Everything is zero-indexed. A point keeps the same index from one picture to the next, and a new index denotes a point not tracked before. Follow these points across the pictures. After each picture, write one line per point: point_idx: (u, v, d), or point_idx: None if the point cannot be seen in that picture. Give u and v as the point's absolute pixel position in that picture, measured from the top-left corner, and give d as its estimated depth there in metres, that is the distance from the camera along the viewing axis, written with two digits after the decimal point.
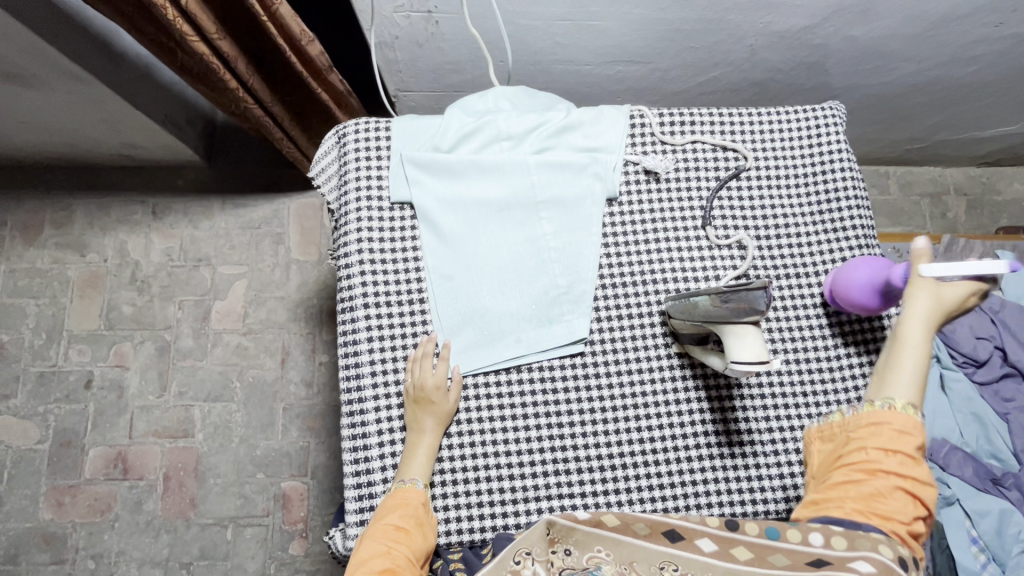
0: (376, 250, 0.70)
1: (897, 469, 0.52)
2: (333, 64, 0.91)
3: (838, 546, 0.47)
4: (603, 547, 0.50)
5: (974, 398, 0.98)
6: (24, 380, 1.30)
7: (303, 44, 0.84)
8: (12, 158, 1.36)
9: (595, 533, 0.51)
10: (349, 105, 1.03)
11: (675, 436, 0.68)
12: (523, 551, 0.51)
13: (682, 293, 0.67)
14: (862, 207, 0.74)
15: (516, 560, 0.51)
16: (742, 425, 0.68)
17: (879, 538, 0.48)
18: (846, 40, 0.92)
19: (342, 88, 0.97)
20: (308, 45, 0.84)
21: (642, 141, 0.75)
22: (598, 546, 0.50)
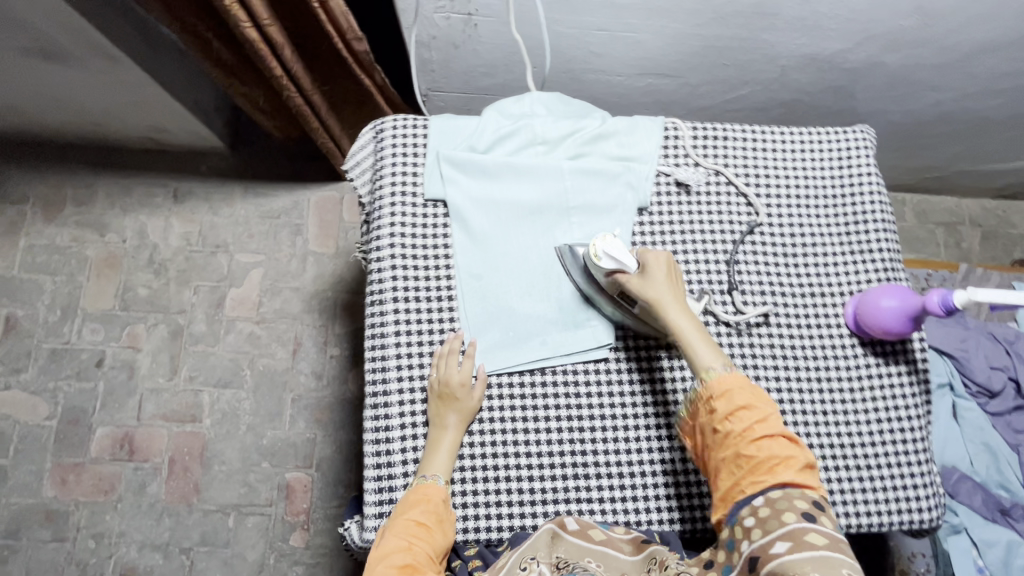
0: (409, 245, 0.70)
1: (744, 422, 0.58)
2: (375, 60, 0.91)
3: (757, 539, 0.53)
4: (593, 558, 0.59)
5: (986, 428, 0.98)
6: (36, 355, 1.31)
7: (349, 37, 0.84)
8: (38, 134, 1.37)
9: (585, 546, 0.60)
10: (386, 98, 1.04)
11: (633, 437, 0.68)
12: (528, 557, 0.58)
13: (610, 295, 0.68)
14: (889, 231, 0.75)
15: (522, 565, 0.57)
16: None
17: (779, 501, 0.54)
18: (877, 66, 0.93)
19: (382, 83, 0.98)
20: (355, 41, 0.84)
21: (675, 153, 0.76)
22: (590, 558, 0.59)
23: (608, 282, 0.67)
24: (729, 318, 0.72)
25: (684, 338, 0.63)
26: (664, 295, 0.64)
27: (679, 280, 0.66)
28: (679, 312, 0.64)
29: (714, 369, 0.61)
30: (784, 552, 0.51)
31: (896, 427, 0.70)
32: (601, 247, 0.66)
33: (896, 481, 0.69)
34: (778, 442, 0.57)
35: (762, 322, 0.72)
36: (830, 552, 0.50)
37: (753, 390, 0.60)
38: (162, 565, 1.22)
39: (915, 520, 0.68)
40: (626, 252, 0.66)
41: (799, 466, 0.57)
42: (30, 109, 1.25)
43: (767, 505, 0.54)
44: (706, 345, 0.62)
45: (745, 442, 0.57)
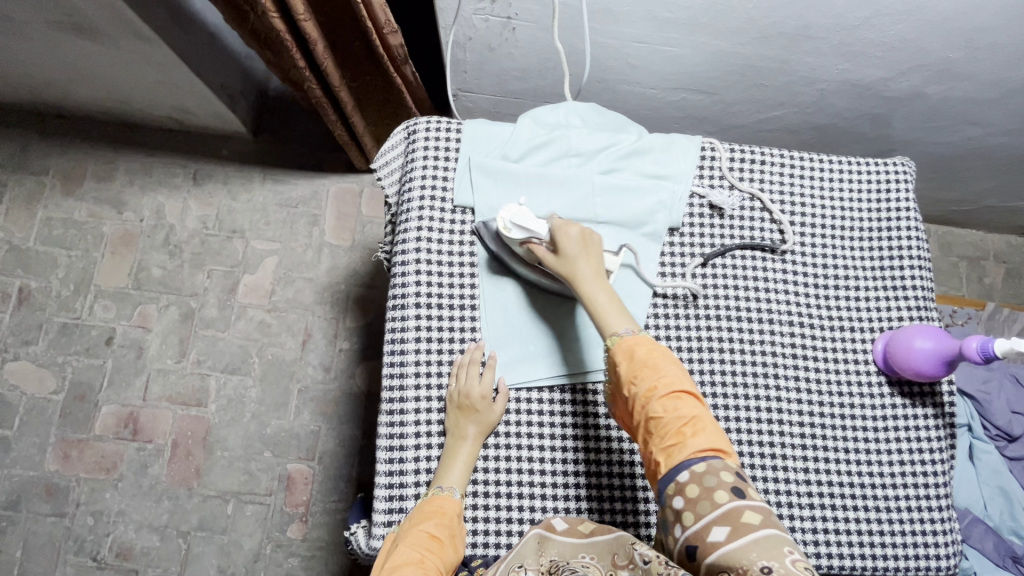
0: (434, 252, 0.70)
1: (650, 384, 0.57)
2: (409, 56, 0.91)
3: (689, 524, 0.50)
4: (587, 553, 0.56)
5: (1003, 472, 0.96)
6: (47, 329, 1.31)
7: (384, 31, 0.83)
8: (62, 107, 1.37)
9: (576, 543, 0.57)
10: (415, 97, 1.03)
11: (616, 442, 0.67)
12: (515, 565, 0.56)
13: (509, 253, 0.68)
14: (924, 269, 0.73)
15: (509, 574, 0.55)
16: None
17: (698, 469, 0.52)
18: (919, 96, 0.91)
19: (414, 80, 0.98)
20: (390, 35, 0.83)
21: (710, 174, 0.74)
22: (583, 554, 0.56)
23: (524, 251, 0.66)
24: (752, 347, 0.70)
25: (593, 304, 0.63)
26: (575, 266, 0.63)
27: (593, 248, 0.65)
28: (590, 278, 0.64)
29: (618, 333, 0.61)
30: (723, 540, 0.48)
31: (919, 471, 0.68)
32: (507, 218, 0.66)
33: (916, 526, 0.67)
34: (683, 401, 0.56)
35: (787, 351, 0.70)
36: (765, 530, 0.47)
37: (660, 351, 0.59)
38: (158, 547, 1.22)
39: (933, 567, 0.67)
40: (536, 221, 0.66)
41: (711, 430, 0.55)
42: (56, 82, 1.25)
43: (693, 481, 0.52)
44: (610, 306, 0.62)
45: (653, 407, 0.56)
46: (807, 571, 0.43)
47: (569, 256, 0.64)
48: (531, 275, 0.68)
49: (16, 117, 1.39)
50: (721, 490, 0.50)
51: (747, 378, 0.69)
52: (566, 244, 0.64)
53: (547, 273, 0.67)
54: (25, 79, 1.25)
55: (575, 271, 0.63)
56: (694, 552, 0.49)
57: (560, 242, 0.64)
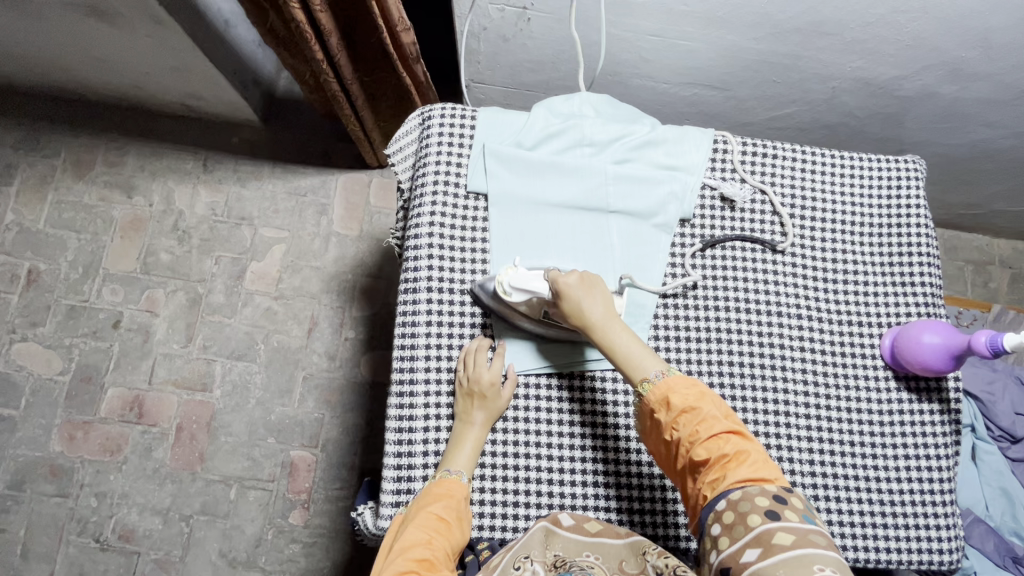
0: (447, 236, 0.71)
1: (687, 424, 0.57)
2: (421, 55, 0.91)
3: (725, 548, 0.50)
4: (592, 552, 0.58)
5: (1005, 473, 0.96)
6: (55, 311, 1.31)
7: (398, 29, 0.83)
8: (75, 91, 1.37)
9: (582, 541, 0.59)
10: (424, 96, 1.04)
11: (623, 429, 0.68)
12: (522, 556, 0.57)
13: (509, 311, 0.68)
14: (933, 265, 0.74)
15: (516, 565, 0.56)
16: None
17: (733, 501, 0.52)
18: (930, 96, 0.91)
19: (424, 79, 0.98)
20: (404, 33, 0.83)
21: (722, 167, 0.75)
22: (587, 552, 0.58)
23: (527, 307, 0.66)
24: (760, 338, 0.70)
25: (616, 349, 0.62)
26: (586, 314, 0.63)
27: (601, 287, 0.65)
28: (605, 321, 0.63)
29: (647, 379, 0.60)
30: (755, 560, 0.48)
31: (925, 466, 0.69)
32: (507, 281, 0.65)
33: (919, 519, 0.67)
34: (721, 438, 0.56)
35: (795, 344, 0.71)
36: (798, 551, 0.47)
37: (698, 389, 0.59)
38: (160, 530, 1.22)
39: (936, 561, 0.67)
40: (535, 278, 0.65)
41: (750, 463, 0.54)
42: (70, 65, 1.25)
43: (730, 509, 0.52)
44: (633, 350, 0.62)
45: (692, 447, 0.56)
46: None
47: (577, 306, 0.63)
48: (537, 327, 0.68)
49: (29, 100, 1.39)
50: (755, 518, 0.50)
51: (755, 369, 0.69)
52: (571, 296, 0.63)
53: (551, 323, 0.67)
54: (39, 62, 1.26)
55: (588, 317, 0.63)
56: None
57: (566, 295, 0.63)
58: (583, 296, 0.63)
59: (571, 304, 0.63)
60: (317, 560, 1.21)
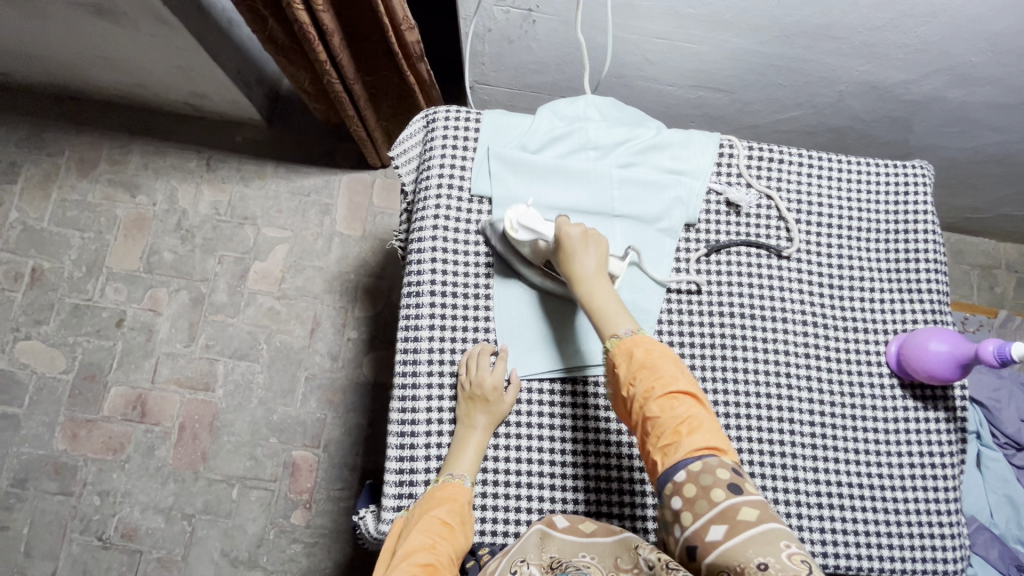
0: (450, 240, 0.70)
1: (647, 386, 0.56)
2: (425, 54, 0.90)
3: (689, 524, 0.50)
4: (587, 552, 0.57)
5: (1010, 480, 0.96)
6: (58, 309, 1.32)
7: (402, 27, 0.82)
8: (79, 89, 1.37)
9: (577, 541, 0.59)
10: (427, 95, 1.02)
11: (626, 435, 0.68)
12: (518, 560, 0.57)
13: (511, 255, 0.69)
14: (940, 272, 0.73)
15: (512, 569, 0.56)
16: None
17: (695, 471, 0.52)
18: (938, 100, 0.90)
19: (427, 77, 0.96)
20: (408, 32, 0.82)
21: (728, 171, 0.74)
22: (583, 552, 0.57)
23: (530, 251, 0.67)
24: (764, 343, 0.70)
25: (595, 305, 0.62)
26: (576, 265, 0.63)
27: (600, 245, 0.65)
28: (591, 277, 0.63)
29: (618, 335, 0.60)
30: (722, 538, 0.48)
31: (930, 474, 0.68)
32: (516, 220, 0.66)
33: (924, 528, 0.67)
34: (678, 402, 0.56)
35: (800, 350, 0.70)
36: (762, 527, 0.47)
37: (657, 351, 0.58)
38: (163, 529, 1.22)
39: (940, 571, 0.67)
40: (545, 222, 0.66)
41: (704, 429, 0.54)
42: (74, 63, 1.25)
43: (691, 481, 0.52)
44: (612, 308, 0.62)
45: (649, 409, 0.56)
46: (802, 563, 0.44)
47: (570, 257, 0.64)
48: (537, 277, 0.69)
49: (34, 98, 1.40)
50: (716, 488, 0.50)
51: (758, 375, 0.69)
52: (570, 246, 0.64)
53: (553, 275, 0.68)
54: (44, 60, 1.26)
55: (578, 270, 0.63)
56: (695, 553, 0.49)
57: (563, 244, 0.64)
58: (581, 250, 0.64)
59: (565, 255, 0.64)
60: (319, 560, 1.21)
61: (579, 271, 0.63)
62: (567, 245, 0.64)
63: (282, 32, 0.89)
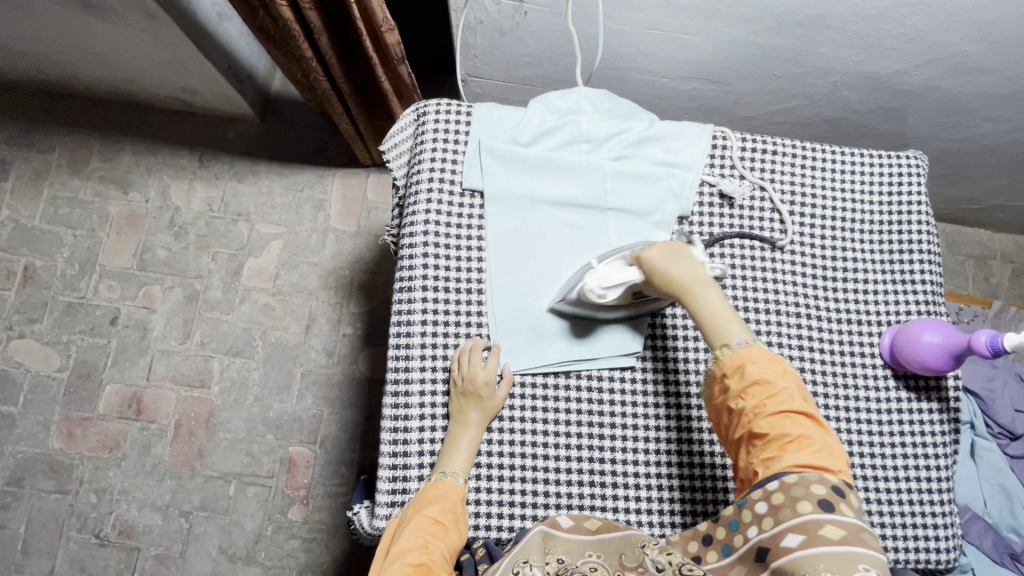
0: (442, 234, 0.70)
1: (756, 398, 0.55)
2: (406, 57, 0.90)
3: (767, 528, 0.51)
4: (594, 551, 0.59)
5: (1004, 470, 0.96)
6: (52, 308, 1.31)
7: (382, 30, 0.82)
8: (68, 85, 1.36)
9: (581, 541, 0.60)
10: (408, 99, 1.02)
11: (618, 428, 0.68)
12: (520, 561, 0.56)
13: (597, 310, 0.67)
14: (933, 263, 0.73)
15: (515, 570, 0.56)
16: (662, 421, 0.68)
17: (790, 484, 0.51)
18: (932, 90, 0.90)
19: (409, 82, 0.96)
20: (387, 33, 0.82)
21: (721, 163, 0.74)
22: (589, 552, 0.59)
23: (617, 300, 0.65)
24: (759, 336, 0.70)
25: (701, 314, 0.60)
26: (674, 281, 0.61)
27: (692, 257, 0.63)
28: (696, 285, 0.61)
29: (730, 345, 0.58)
30: (796, 546, 0.48)
31: (923, 464, 0.69)
32: (597, 284, 0.63)
33: (916, 518, 0.67)
34: (788, 418, 0.54)
35: (794, 342, 0.70)
36: (844, 548, 0.47)
37: (776, 365, 0.56)
38: (160, 526, 1.22)
39: (932, 560, 0.67)
40: (623, 268, 0.63)
41: (815, 449, 0.53)
42: (63, 59, 1.24)
43: (781, 490, 0.51)
44: (725, 319, 0.59)
45: (755, 421, 0.54)
46: None
47: (671, 274, 0.61)
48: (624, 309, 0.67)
49: (22, 95, 1.38)
50: (805, 504, 0.50)
51: None
52: (666, 267, 0.62)
53: (637, 300, 0.67)
54: (31, 56, 1.25)
55: (678, 284, 0.61)
56: (765, 554, 0.50)
57: (659, 264, 0.62)
58: (681, 265, 0.62)
59: (664, 273, 0.61)
60: (316, 556, 1.21)
61: (679, 288, 0.61)
62: (661, 267, 0.62)
63: (273, 31, 0.86)
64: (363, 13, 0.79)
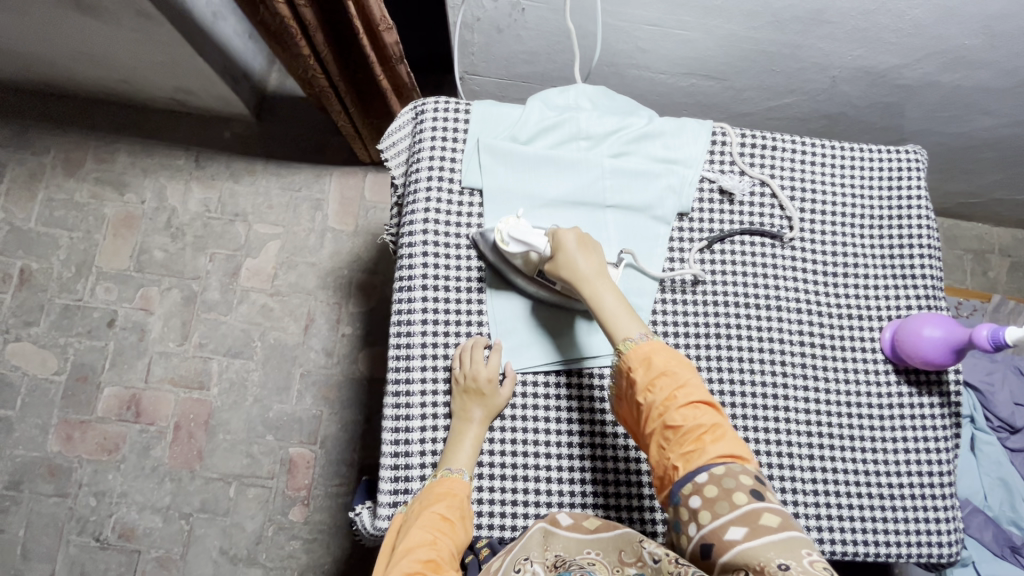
0: (442, 232, 0.70)
1: (666, 391, 0.56)
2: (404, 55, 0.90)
3: (706, 523, 0.50)
4: (592, 549, 0.58)
5: (1004, 463, 0.96)
6: (48, 310, 1.30)
7: (380, 28, 0.82)
8: (61, 85, 1.35)
9: (580, 539, 0.59)
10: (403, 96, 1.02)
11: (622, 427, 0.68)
12: (522, 558, 0.56)
13: (504, 270, 0.68)
14: (933, 257, 0.73)
15: (516, 567, 0.55)
16: None
17: (720, 474, 0.52)
18: (931, 85, 0.90)
19: (405, 79, 0.96)
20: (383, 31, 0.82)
21: (721, 159, 0.74)
22: (588, 549, 0.58)
23: (521, 262, 0.66)
24: (761, 331, 0.70)
25: (599, 307, 0.61)
26: (579, 268, 0.62)
27: (600, 251, 0.64)
28: (595, 278, 0.62)
29: (630, 339, 0.59)
30: (741, 539, 0.48)
31: (925, 459, 0.69)
32: (507, 231, 0.65)
33: (918, 512, 0.67)
34: (697, 408, 0.56)
35: (795, 337, 0.70)
36: (784, 532, 0.47)
37: (677, 359, 0.59)
38: (161, 529, 1.22)
39: (934, 554, 0.67)
40: (534, 231, 0.65)
41: (728, 439, 0.54)
42: (56, 59, 1.23)
43: (713, 483, 0.51)
44: (624, 313, 0.61)
45: (669, 413, 0.55)
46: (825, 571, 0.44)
47: (577, 260, 0.62)
48: (531, 286, 0.68)
49: (16, 96, 1.37)
50: (737, 492, 0.50)
51: (754, 362, 0.69)
52: (577, 254, 0.63)
53: (546, 284, 0.67)
54: (24, 57, 1.24)
55: (579, 272, 0.62)
56: (710, 550, 0.49)
57: (569, 250, 0.63)
58: (593, 256, 0.63)
59: (573, 260, 0.62)
60: (318, 556, 1.21)
61: (585, 275, 0.62)
62: (570, 253, 0.63)
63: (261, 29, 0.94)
64: (361, 11, 0.79)
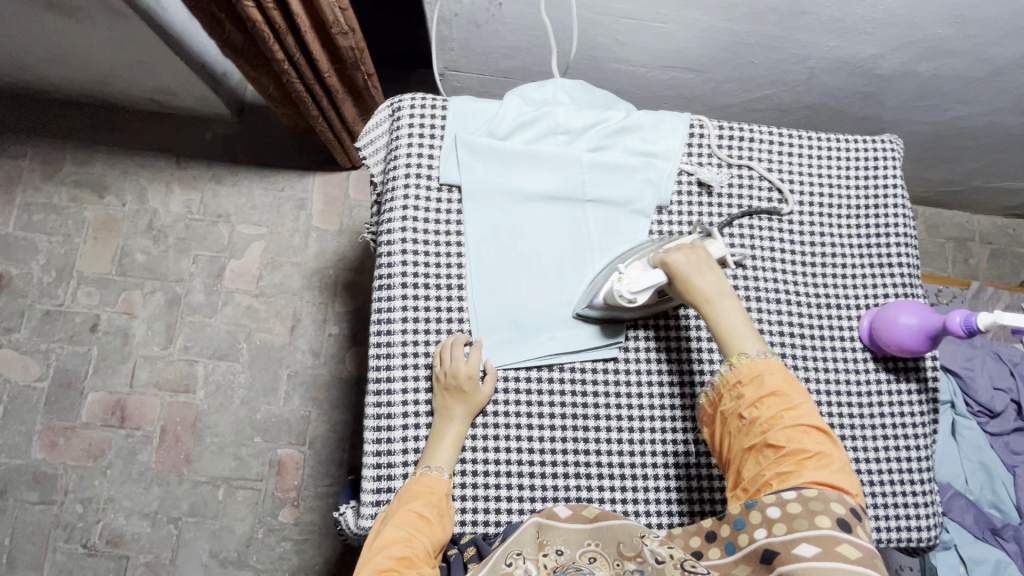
0: (420, 228, 0.69)
1: (773, 409, 0.55)
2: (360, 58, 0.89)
3: (778, 534, 0.51)
4: (593, 540, 0.59)
5: (985, 447, 0.98)
6: (29, 316, 1.28)
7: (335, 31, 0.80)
8: (36, 87, 1.33)
9: (582, 529, 0.60)
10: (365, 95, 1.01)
11: (605, 420, 0.68)
12: (514, 552, 0.58)
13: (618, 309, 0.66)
14: (909, 245, 0.74)
15: (508, 561, 0.57)
16: (644, 411, 0.69)
17: (811, 499, 0.51)
18: (908, 74, 0.91)
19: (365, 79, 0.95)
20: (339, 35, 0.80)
21: (699, 151, 0.74)
22: (588, 540, 0.59)
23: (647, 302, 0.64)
24: None
25: (722, 326, 0.61)
26: (701, 289, 0.61)
27: (715, 268, 0.62)
28: (717, 297, 0.61)
29: (746, 354, 0.59)
30: (810, 557, 0.48)
31: (903, 444, 0.69)
32: (627, 288, 0.62)
33: (897, 496, 0.68)
34: (803, 432, 0.55)
35: (775, 328, 0.71)
36: (860, 568, 0.47)
37: (792, 381, 0.57)
38: (149, 534, 1.21)
39: (913, 538, 0.68)
40: (650, 272, 0.62)
41: (830, 469, 0.53)
42: (29, 60, 1.21)
43: (799, 501, 0.51)
44: (746, 332, 0.60)
45: (774, 431, 0.55)
46: None
47: (701, 280, 0.61)
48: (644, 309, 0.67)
49: None
50: (820, 517, 0.50)
51: None
52: (698, 274, 0.61)
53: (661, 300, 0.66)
54: None
55: (700, 295, 0.61)
56: (772, 558, 0.50)
57: (688, 270, 0.61)
58: (712, 273, 0.62)
59: (693, 280, 0.61)
60: (309, 557, 1.21)
61: (705, 296, 0.61)
62: (688, 274, 0.61)
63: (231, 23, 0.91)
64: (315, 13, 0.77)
